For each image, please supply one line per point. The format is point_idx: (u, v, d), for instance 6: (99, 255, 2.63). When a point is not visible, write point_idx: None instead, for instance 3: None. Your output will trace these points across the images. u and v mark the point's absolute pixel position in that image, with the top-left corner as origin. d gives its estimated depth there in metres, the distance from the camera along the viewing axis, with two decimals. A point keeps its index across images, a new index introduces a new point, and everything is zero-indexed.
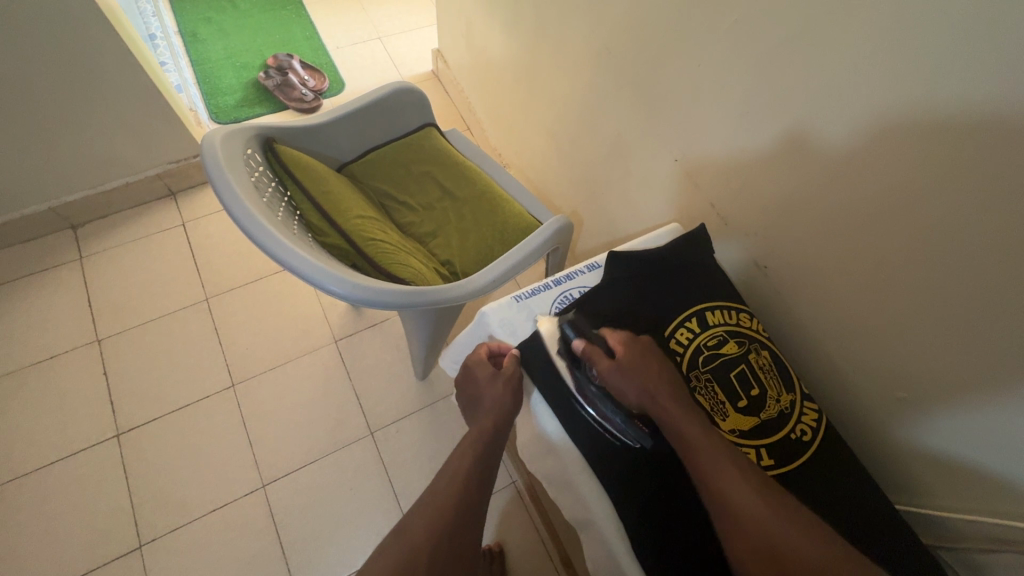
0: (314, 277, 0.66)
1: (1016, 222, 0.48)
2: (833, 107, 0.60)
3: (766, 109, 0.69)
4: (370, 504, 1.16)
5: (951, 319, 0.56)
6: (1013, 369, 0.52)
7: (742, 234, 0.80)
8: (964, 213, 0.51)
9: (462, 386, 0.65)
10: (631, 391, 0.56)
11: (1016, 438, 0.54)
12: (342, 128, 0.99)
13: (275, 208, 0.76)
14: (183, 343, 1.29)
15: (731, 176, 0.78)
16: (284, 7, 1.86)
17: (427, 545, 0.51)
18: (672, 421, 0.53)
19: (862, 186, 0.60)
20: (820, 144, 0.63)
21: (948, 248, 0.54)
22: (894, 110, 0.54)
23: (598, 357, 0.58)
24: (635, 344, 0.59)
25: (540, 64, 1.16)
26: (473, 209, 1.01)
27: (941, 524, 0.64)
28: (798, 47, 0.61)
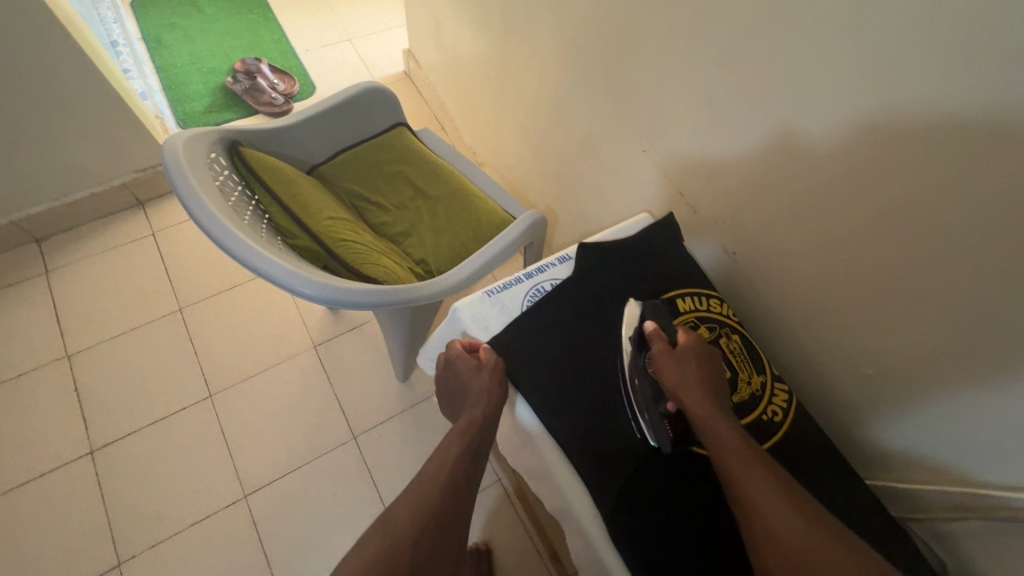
0: (283, 280, 0.65)
1: (973, 190, 0.49)
2: (817, 103, 0.59)
3: (748, 106, 0.67)
4: (355, 509, 1.15)
5: (912, 290, 0.57)
6: (972, 340, 0.54)
7: (717, 228, 0.80)
8: (923, 190, 0.53)
9: (445, 379, 0.64)
10: (676, 381, 0.54)
11: (975, 404, 0.56)
12: (311, 130, 0.98)
13: (241, 212, 0.75)
14: (156, 355, 1.27)
15: (713, 179, 0.77)
16: (251, 11, 1.83)
17: (410, 536, 0.51)
18: (707, 418, 0.52)
19: (850, 181, 0.59)
20: (807, 144, 0.62)
21: (909, 221, 0.55)
22: (885, 106, 0.53)
23: (658, 341, 0.57)
24: (700, 347, 0.58)
25: (509, 62, 1.16)
26: (446, 207, 1.01)
27: (907, 494, 0.66)
28: (779, 43, 0.60)
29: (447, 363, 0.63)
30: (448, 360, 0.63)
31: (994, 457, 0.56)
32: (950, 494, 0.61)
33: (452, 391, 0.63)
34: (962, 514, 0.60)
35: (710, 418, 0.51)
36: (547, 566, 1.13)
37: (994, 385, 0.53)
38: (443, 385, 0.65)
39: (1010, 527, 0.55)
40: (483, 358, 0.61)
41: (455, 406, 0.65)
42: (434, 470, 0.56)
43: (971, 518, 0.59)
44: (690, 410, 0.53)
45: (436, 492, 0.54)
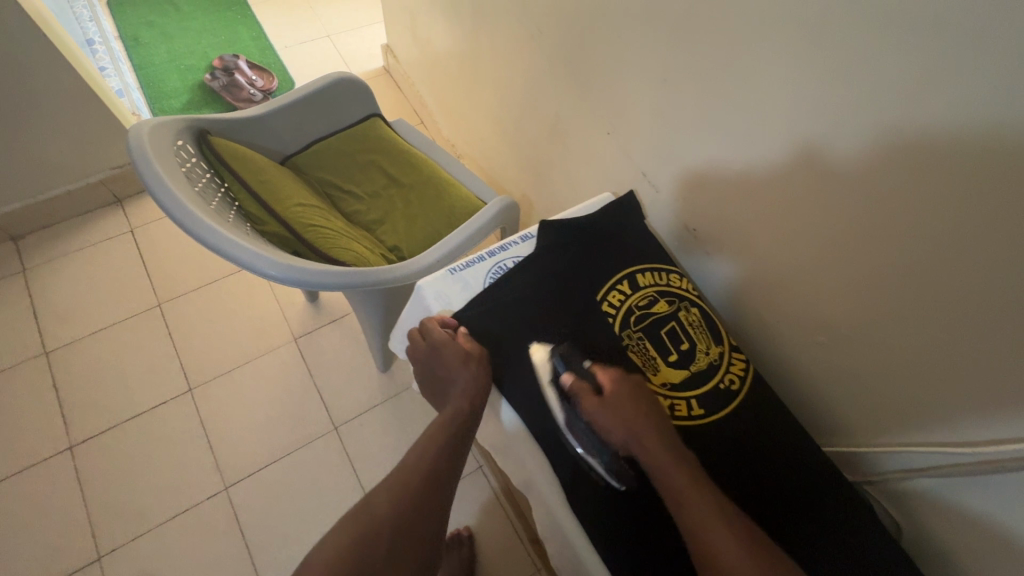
0: (248, 261, 0.66)
1: (915, 152, 0.50)
2: (850, 119, 0.54)
3: (769, 117, 0.63)
4: (338, 498, 1.16)
5: (861, 256, 0.59)
6: (916, 303, 0.55)
7: (723, 245, 0.77)
8: (869, 154, 0.54)
9: (426, 363, 0.63)
10: (615, 431, 0.53)
11: (920, 364, 0.57)
12: (282, 121, 0.98)
13: (209, 198, 0.76)
14: (135, 351, 1.27)
15: (721, 195, 0.73)
16: (229, 9, 1.83)
17: (387, 524, 0.52)
18: (655, 465, 0.51)
19: (868, 199, 0.56)
20: (834, 162, 0.58)
21: (858, 186, 0.56)
22: (929, 130, 0.48)
23: (584, 394, 0.56)
24: (624, 381, 0.56)
25: (482, 52, 1.17)
26: (420, 193, 1.02)
27: (862, 458, 0.67)
28: (808, 51, 0.55)
29: (429, 348, 0.61)
30: (428, 343, 0.61)
31: (939, 416, 0.57)
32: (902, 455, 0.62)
33: (434, 376, 0.62)
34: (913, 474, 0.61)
35: (659, 466, 0.50)
36: (529, 550, 1.14)
37: (937, 344, 0.55)
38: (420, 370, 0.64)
39: (955, 482, 0.57)
40: (469, 348, 0.60)
41: (434, 390, 0.64)
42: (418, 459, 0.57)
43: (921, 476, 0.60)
44: (640, 459, 0.52)
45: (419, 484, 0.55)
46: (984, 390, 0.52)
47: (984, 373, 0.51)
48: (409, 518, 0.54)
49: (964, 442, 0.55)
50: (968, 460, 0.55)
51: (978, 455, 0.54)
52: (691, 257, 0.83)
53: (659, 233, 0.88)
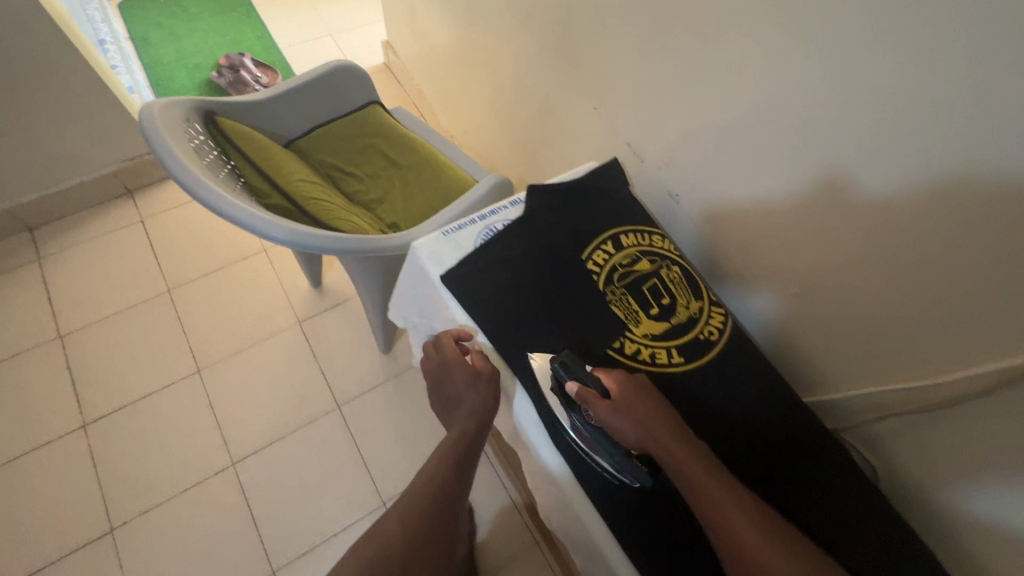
0: (252, 224, 0.70)
1: (873, 87, 0.52)
2: (840, 93, 0.56)
3: (798, 144, 0.62)
4: (341, 474, 1.19)
5: (829, 195, 0.62)
6: (882, 237, 0.58)
7: (751, 259, 0.76)
8: (832, 95, 0.56)
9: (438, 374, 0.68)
10: (632, 435, 0.52)
11: (886, 302, 0.60)
12: (286, 105, 1.03)
13: (215, 171, 0.80)
14: (145, 334, 1.31)
15: (744, 208, 0.74)
16: (234, 10, 1.89)
17: (398, 539, 0.58)
18: (677, 466, 0.50)
19: (890, 219, 0.56)
20: (860, 192, 0.58)
21: (822, 128, 0.59)
22: (962, 172, 0.48)
23: (593, 401, 0.54)
24: (630, 382, 0.56)
25: (476, 41, 1.22)
26: (418, 173, 1.06)
27: (838, 404, 0.70)
28: (843, 82, 0.55)
29: (443, 366, 0.65)
30: (443, 360, 0.66)
31: (904, 352, 0.60)
32: (875, 397, 0.65)
33: (445, 389, 0.67)
34: (884, 415, 0.64)
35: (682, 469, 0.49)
36: (528, 523, 1.18)
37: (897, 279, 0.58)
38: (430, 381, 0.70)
39: (922, 418, 0.60)
40: (481, 368, 0.63)
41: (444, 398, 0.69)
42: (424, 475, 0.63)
43: (892, 416, 0.63)
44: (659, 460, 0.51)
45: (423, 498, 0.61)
46: (944, 319, 0.55)
47: (942, 301, 0.54)
48: (416, 534, 0.59)
49: (925, 374, 0.59)
50: (926, 396, 0.58)
51: (934, 390, 0.57)
52: (725, 272, 0.82)
53: (644, 202, 0.92)
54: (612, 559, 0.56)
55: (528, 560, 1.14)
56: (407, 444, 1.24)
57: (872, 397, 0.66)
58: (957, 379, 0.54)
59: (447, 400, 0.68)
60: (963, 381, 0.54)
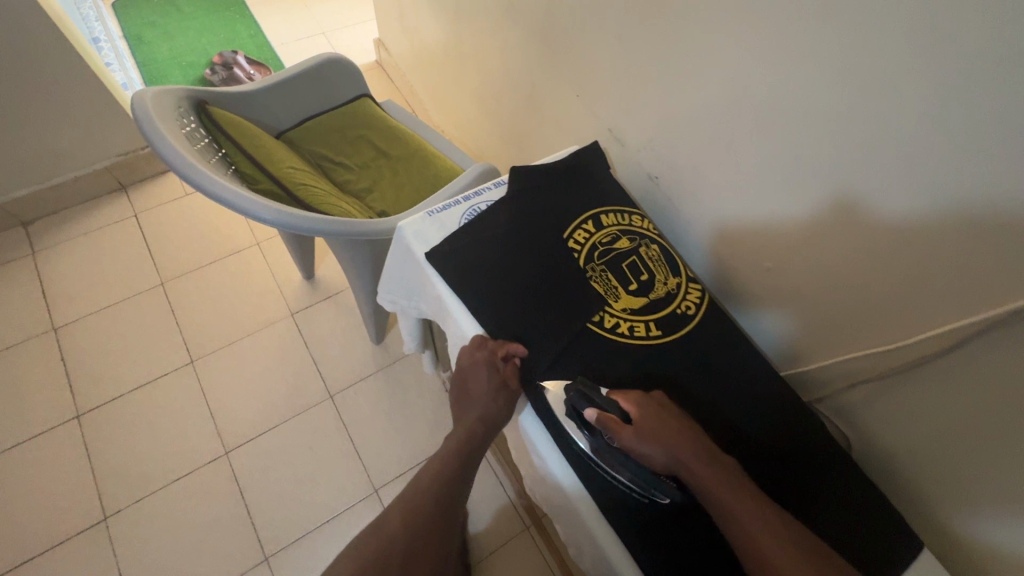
0: (243, 207, 0.73)
1: (832, 62, 0.54)
2: (801, 68, 0.58)
3: (807, 168, 0.62)
4: (334, 462, 1.21)
5: (797, 169, 0.63)
6: (855, 205, 0.59)
7: (758, 276, 0.76)
8: (794, 72, 0.58)
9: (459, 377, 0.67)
10: (658, 456, 0.53)
11: (860, 270, 0.62)
12: (277, 97, 1.05)
13: (207, 157, 0.82)
14: (139, 326, 1.33)
15: (749, 225, 0.73)
16: (227, 9, 1.91)
17: (399, 536, 0.59)
18: (706, 487, 0.51)
19: (901, 244, 0.56)
20: (869, 217, 0.58)
21: (786, 104, 0.61)
22: (977, 204, 0.48)
23: (615, 427, 0.55)
24: (649, 403, 0.57)
25: (464, 35, 1.24)
26: (406, 162, 1.08)
27: (810, 376, 0.73)
28: (853, 107, 0.55)
29: (471, 370, 0.64)
30: (470, 365, 0.64)
31: (874, 317, 0.63)
32: (845, 364, 0.67)
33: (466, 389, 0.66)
34: (855, 381, 0.67)
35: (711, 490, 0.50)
36: (519, 509, 1.19)
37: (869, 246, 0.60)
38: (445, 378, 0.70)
39: (892, 382, 0.62)
40: (507, 380, 0.63)
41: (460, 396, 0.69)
42: (432, 475, 0.64)
43: (864, 382, 0.66)
44: (689, 482, 0.52)
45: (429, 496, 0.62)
46: (916, 279, 0.56)
47: (913, 261, 0.56)
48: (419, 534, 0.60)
49: (894, 338, 0.61)
50: (894, 359, 0.61)
51: (901, 352, 0.60)
52: (731, 281, 0.81)
53: (625, 186, 0.94)
54: (592, 523, 0.58)
55: (519, 544, 1.15)
56: (399, 432, 1.25)
57: (842, 365, 0.68)
58: (924, 338, 0.57)
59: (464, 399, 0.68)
60: (928, 341, 0.56)
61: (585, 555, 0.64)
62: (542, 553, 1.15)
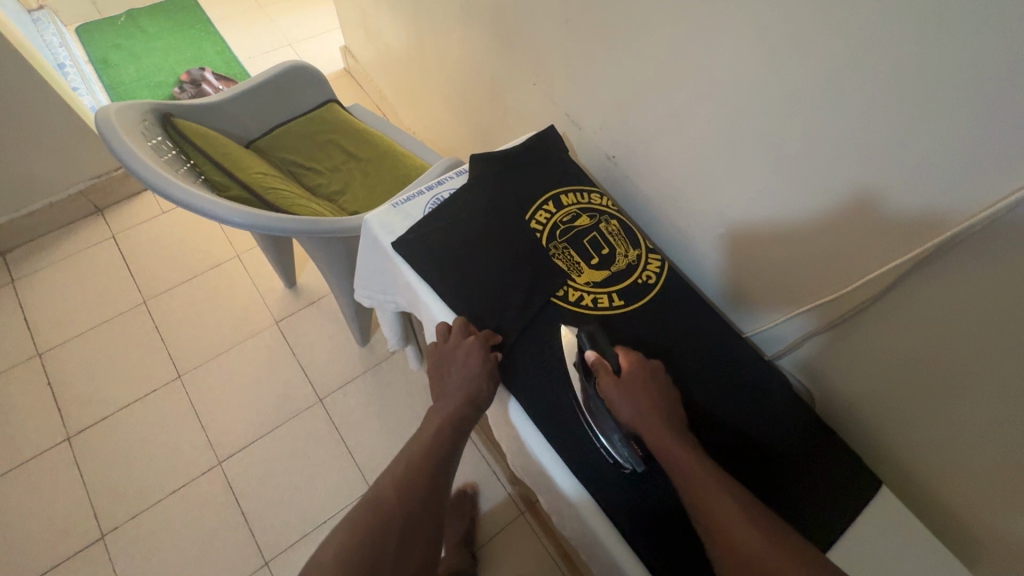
0: (212, 211, 0.75)
1: (757, 30, 0.58)
2: (731, 36, 0.61)
3: (802, 153, 0.61)
4: (327, 464, 1.22)
5: (745, 137, 0.66)
6: (814, 162, 0.60)
7: (750, 267, 0.75)
8: (726, 43, 0.62)
9: (434, 366, 0.65)
10: (628, 410, 0.57)
11: (837, 233, 0.62)
12: (243, 106, 1.07)
13: (174, 167, 0.84)
14: (125, 346, 1.34)
15: (737, 214, 0.73)
16: (192, 27, 1.92)
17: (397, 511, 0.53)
18: (665, 443, 0.54)
19: (900, 227, 0.55)
20: (865, 202, 0.57)
21: (723, 73, 0.64)
22: (980, 182, 0.47)
23: (603, 371, 0.60)
24: (643, 366, 0.61)
25: (426, 36, 1.27)
26: (375, 162, 1.10)
27: (768, 334, 0.77)
28: (798, 77, 0.57)
29: (458, 350, 0.63)
30: (458, 344, 0.64)
31: (823, 270, 0.66)
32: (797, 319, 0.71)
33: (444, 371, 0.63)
34: (811, 333, 0.70)
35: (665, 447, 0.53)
36: (514, 497, 1.21)
37: (840, 206, 0.60)
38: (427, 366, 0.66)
39: (841, 330, 0.67)
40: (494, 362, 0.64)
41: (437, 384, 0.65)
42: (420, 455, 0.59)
43: (817, 333, 0.70)
44: (648, 436, 0.55)
45: (417, 470, 0.57)
46: (869, 231, 0.58)
47: (881, 211, 0.56)
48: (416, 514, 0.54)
49: (837, 289, 0.65)
50: (842, 306, 0.65)
51: (846, 299, 0.64)
52: (719, 271, 0.81)
53: (588, 169, 0.97)
54: (568, 489, 0.61)
55: (516, 530, 1.17)
56: (391, 430, 1.27)
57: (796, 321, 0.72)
58: (877, 276, 0.59)
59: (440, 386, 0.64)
60: (875, 281, 0.60)
61: (566, 521, 0.67)
62: (539, 537, 1.16)
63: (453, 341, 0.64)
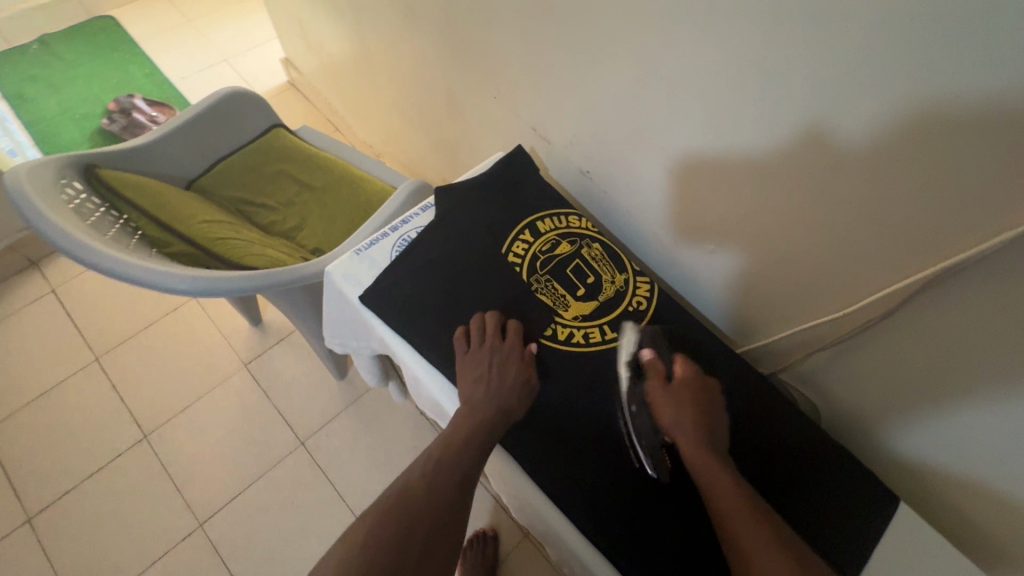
0: (151, 280, 0.67)
1: (723, 25, 0.53)
2: (696, 32, 0.56)
3: (768, 103, 0.54)
4: (318, 511, 1.15)
5: (723, 129, 0.60)
6: (806, 132, 0.53)
7: (744, 257, 0.69)
8: (692, 45, 0.57)
9: (479, 357, 0.59)
10: (666, 417, 0.53)
11: (842, 202, 0.55)
12: (178, 144, 0.98)
13: (105, 229, 0.76)
14: (81, 410, 1.23)
15: (713, 188, 0.66)
16: (115, 49, 1.78)
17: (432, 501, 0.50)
18: (701, 456, 0.50)
19: (895, 165, 0.49)
20: (852, 144, 0.51)
21: (692, 75, 0.59)
22: (976, 94, 0.41)
23: (653, 373, 0.57)
24: (698, 378, 0.56)
25: (372, 46, 1.18)
26: (332, 192, 1.02)
27: (765, 352, 0.75)
28: (773, 49, 0.51)
29: (506, 344, 0.61)
30: (504, 340, 0.61)
31: (822, 286, 0.62)
32: (799, 338, 0.69)
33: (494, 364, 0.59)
34: (811, 351, 0.68)
35: (699, 463, 0.49)
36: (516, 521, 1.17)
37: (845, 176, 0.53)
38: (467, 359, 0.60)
39: (845, 347, 0.64)
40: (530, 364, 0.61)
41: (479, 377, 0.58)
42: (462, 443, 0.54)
43: (818, 351, 0.67)
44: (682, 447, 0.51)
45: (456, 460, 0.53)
46: (874, 246, 0.55)
47: (889, 182, 0.50)
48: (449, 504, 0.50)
49: (838, 308, 0.62)
50: (843, 326, 0.62)
51: (850, 318, 0.61)
52: (707, 269, 0.76)
53: (559, 182, 0.91)
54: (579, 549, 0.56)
55: (522, 554, 1.13)
56: (381, 466, 1.21)
57: (799, 340, 0.69)
58: (874, 301, 0.57)
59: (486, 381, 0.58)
60: (879, 301, 0.57)
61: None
62: (547, 559, 1.13)
63: (498, 336, 0.61)
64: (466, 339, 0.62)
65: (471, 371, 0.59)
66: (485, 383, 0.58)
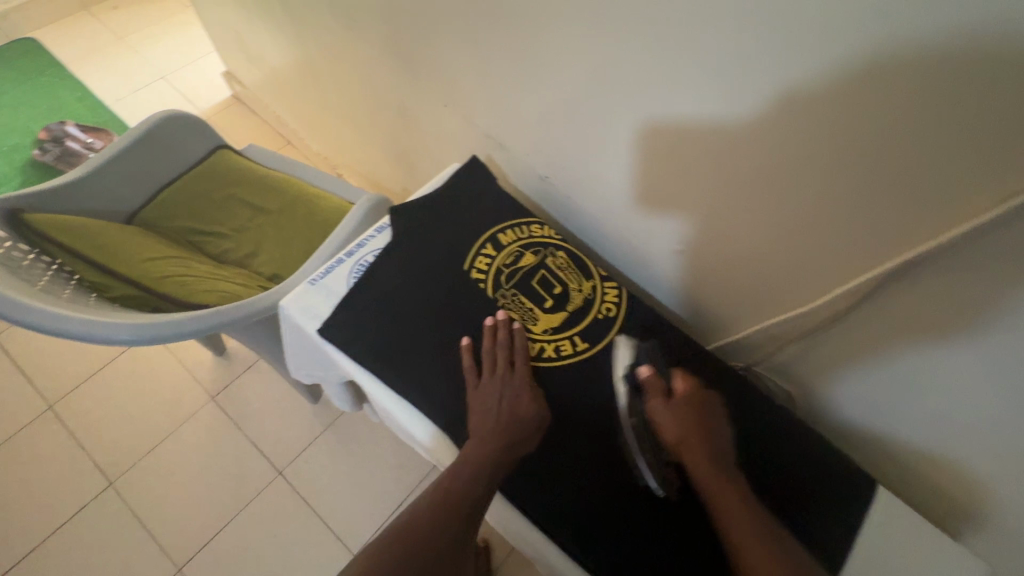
0: (76, 328, 0.63)
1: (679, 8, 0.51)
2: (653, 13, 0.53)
3: (734, 77, 0.52)
4: (300, 542, 1.11)
5: (691, 132, 0.59)
6: (779, 128, 0.52)
7: (720, 253, 0.68)
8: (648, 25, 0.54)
9: (490, 385, 0.62)
10: (671, 432, 0.58)
11: (817, 203, 0.55)
12: (114, 178, 0.93)
13: (34, 277, 0.72)
14: (31, 463, 1.16)
15: (687, 168, 0.62)
16: (41, 74, 1.68)
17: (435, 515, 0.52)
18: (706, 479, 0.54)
19: (878, 120, 0.45)
20: (820, 144, 0.50)
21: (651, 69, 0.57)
22: (963, 16, 0.37)
23: (656, 391, 0.61)
24: (695, 391, 0.61)
25: (314, 54, 1.13)
26: (287, 214, 0.97)
27: (741, 348, 0.76)
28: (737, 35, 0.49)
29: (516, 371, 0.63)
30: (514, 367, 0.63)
31: (798, 283, 0.63)
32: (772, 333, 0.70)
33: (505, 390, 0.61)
34: (786, 345, 0.69)
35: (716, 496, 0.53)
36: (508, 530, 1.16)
37: (818, 173, 0.53)
38: (477, 389, 0.62)
39: (818, 339, 0.66)
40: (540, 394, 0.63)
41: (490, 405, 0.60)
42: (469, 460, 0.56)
43: (791, 345, 0.69)
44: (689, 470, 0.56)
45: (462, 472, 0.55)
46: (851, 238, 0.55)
47: (861, 176, 0.50)
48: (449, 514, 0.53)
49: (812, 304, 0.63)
50: (819, 317, 0.63)
51: (825, 310, 0.62)
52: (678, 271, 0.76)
53: (522, 187, 0.90)
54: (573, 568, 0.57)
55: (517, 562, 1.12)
56: (366, 488, 1.18)
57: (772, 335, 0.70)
58: (857, 287, 0.57)
59: (496, 407, 0.60)
60: (856, 290, 0.57)
61: None
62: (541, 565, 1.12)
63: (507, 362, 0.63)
64: (475, 369, 0.63)
65: (480, 399, 0.61)
66: (497, 415, 0.59)
